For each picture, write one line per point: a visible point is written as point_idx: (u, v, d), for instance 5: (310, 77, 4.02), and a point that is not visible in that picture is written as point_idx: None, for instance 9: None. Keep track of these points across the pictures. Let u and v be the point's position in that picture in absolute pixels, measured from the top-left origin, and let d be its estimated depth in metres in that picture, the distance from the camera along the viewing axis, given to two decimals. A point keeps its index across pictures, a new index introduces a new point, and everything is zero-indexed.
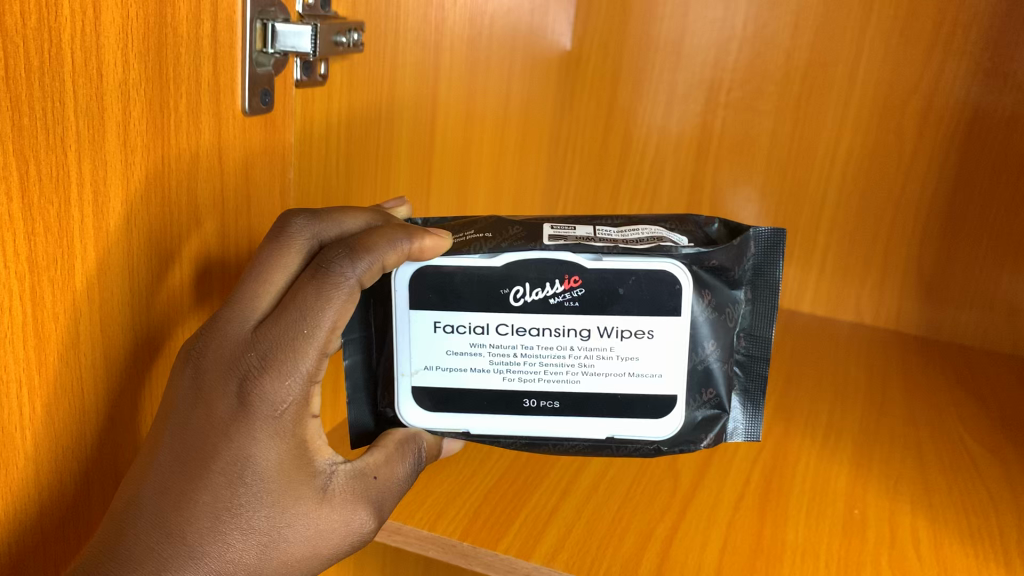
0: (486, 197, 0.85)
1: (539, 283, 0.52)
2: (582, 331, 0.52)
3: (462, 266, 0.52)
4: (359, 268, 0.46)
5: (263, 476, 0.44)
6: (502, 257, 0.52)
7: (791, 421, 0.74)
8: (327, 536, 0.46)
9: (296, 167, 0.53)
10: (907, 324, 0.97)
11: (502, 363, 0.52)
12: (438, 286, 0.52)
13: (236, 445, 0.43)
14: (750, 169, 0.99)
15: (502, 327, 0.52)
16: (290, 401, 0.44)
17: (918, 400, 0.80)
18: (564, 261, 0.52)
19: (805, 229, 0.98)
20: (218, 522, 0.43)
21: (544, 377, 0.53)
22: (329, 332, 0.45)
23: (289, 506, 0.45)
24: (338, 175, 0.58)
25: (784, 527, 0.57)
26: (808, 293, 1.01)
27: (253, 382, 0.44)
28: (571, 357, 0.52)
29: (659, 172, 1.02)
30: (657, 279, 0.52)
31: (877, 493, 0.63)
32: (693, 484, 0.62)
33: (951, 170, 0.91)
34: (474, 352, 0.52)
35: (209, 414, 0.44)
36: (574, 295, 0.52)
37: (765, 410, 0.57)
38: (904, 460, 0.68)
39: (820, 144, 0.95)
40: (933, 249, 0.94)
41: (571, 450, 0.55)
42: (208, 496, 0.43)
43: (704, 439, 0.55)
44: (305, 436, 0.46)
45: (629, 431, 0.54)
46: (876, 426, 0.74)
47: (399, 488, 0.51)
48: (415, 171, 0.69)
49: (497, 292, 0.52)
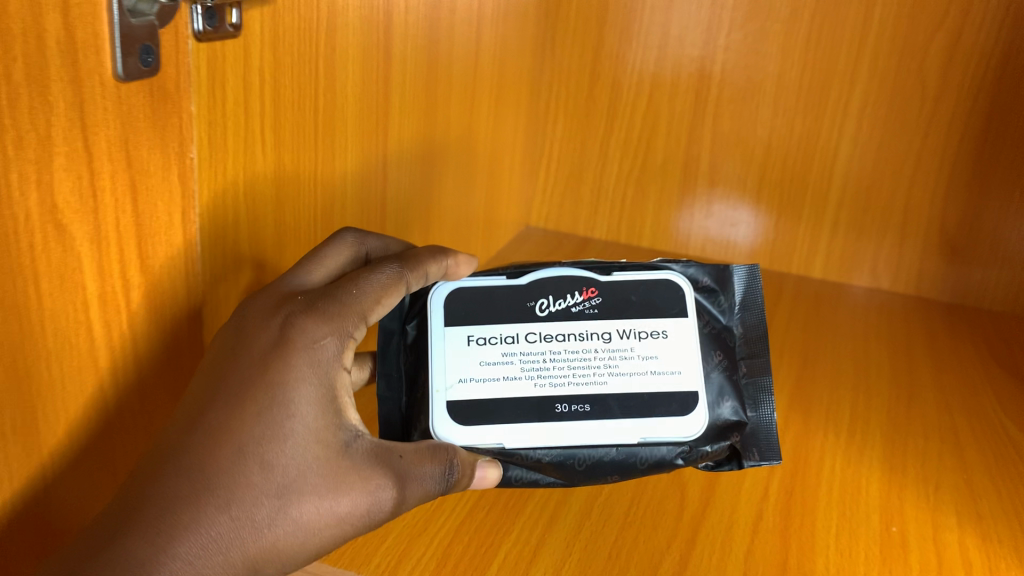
0: (459, 163, 0.75)
1: (560, 295, 0.51)
2: (604, 333, 0.50)
3: (487, 285, 0.51)
4: (408, 270, 0.47)
5: (293, 411, 0.41)
6: (528, 276, 0.52)
7: (810, 411, 0.64)
8: (344, 495, 0.41)
9: (197, 148, 0.41)
10: (929, 288, 0.89)
11: (533, 369, 0.49)
12: (467, 306, 0.51)
13: (270, 375, 0.41)
14: (754, 120, 0.88)
15: (530, 334, 0.49)
16: (326, 341, 0.43)
17: (950, 378, 0.71)
18: (580, 274, 0.52)
19: (814, 185, 0.88)
20: (239, 454, 0.40)
21: (573, 380, 0.49)
22: (374, 311, 0.45)
23: (308, 454, 0.41)
24: (266, 150, 0.47)
25: (813, 554, 0.49)
26: (819, 259, 0.91)
27: (295, 321, 0.43)
28: (597, 358, 0.49)
29: (653, 125, 0.91)
30: (664, 288, 0.51)
31: (915, 504, 0.54)
32: (702, 504, 0.53)
33: (981, 118, 0.81)
34: (505, 361, 0.49)
35: (247, 345, 0.42)
36: (594, 304, 0.51)
37: (773, 428, 0.52)
38: (943, 457, 0.59)
39: (833, 91, 0.85)
40: (959, 204, 0.85)
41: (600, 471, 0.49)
42: (231, 426, 0.40)
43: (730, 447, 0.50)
44: (336, 392, 0.43)
45: (658, 432, 0.49)
46: (907, 416, 0.65)
47: (428, 481, 0.44)
48: (370, 140, 0.58)
49: (521, 305, 0.51)
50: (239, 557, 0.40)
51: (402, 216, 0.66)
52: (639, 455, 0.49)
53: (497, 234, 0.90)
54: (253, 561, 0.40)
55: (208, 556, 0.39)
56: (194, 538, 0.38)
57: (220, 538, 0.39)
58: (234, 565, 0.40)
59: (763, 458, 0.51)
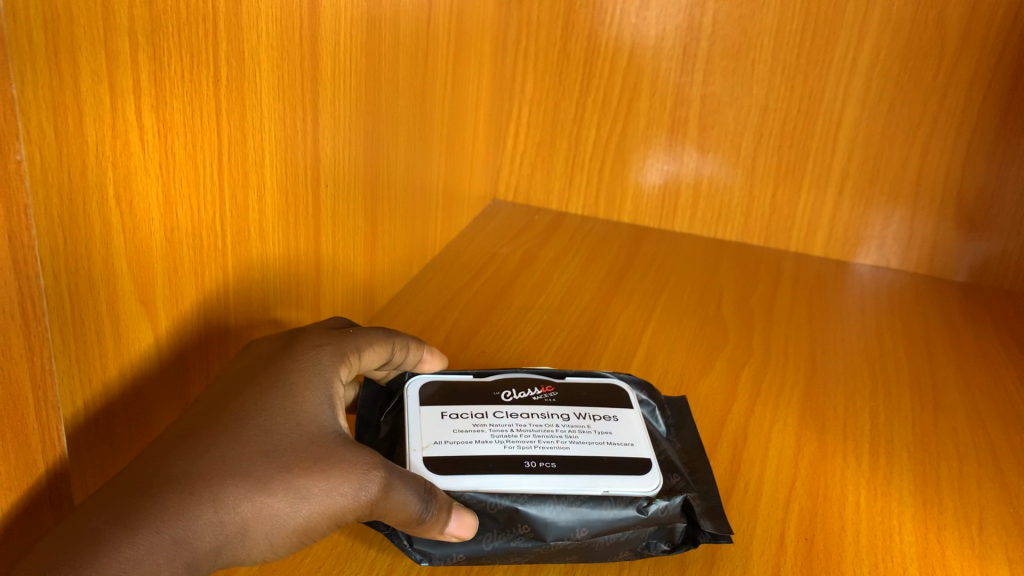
0: (413, 136, 0.64)
1: (521, 388, 0.47)
2: (563, 414, 0.45)
3: (449, 380, 0.48)
4: (393, 334, 0.47)
5: (292, 394, 0.39)
6: (489, 376, 0.48)
7: (825, 427, 0.55)
8: (333, 469, 0.36)
9: (26, 152, 0.30)
10: (943, 266, 0.80)
11: (501, 436, 0.43)
12: (431, 392, 0.46)
13: (270, 369, 0.41)
14: (749, 79, 0.77)
15: (497, 412, 0.45)
16: (323, 348, 0.43)
17: (978, 379, 0.62)
18: (536, 375, 0.49)
19: (816, 154, 0.78)
20: (235, 422, 0.37)
21: (539, 444, 0.43)
22: (366, 350, 0.45)
23: (303, 427, 0.38)
24: (149, 140, 0.36)
25: None
26: (820, 235, 0.81)
27: (298, 339, 0.43)
28: (560, 430, 0.44)
29: (634, 85, 0.80)
30: (613, 387, 0.48)
31: (959, 549, 0.46)
32: (707, 565, 0.43)
33: (1008, 75, 0.72)
34: (475, 430, 0.43)
35: (251, 359, 0.42)
36: (551, 394, 0.47)
37: (718, 505, 0.43)
38: (983, 485, 0.51)
39: (839, 45, 0.74)
40: (979, 171, 0.75)
41: (552, 531, 0.40)
42: (230, 406, 0.38)
43: (688, 518, 0.42)
44: (331, 391, 0.41)
45: (613, 486, 0.41)
46: (934, 429, 0.56)
47: (413, 497, 0.37)
48: (296, 115, 0.47)
49: (485, 393, 0.47)
50: (230, 517, 0.34)
51: (342, 203, 0.54)
52: (595, 510, 0.40)
53: (459, 212, 0.79)
54: (243, 526, 0.35)
55: (196, 508, 0.34)
56: (184, 486, 0.34)
57: (210, 491, 0.34)
58: (222, 531, 0.34)
59: (717, 529, 0.41)
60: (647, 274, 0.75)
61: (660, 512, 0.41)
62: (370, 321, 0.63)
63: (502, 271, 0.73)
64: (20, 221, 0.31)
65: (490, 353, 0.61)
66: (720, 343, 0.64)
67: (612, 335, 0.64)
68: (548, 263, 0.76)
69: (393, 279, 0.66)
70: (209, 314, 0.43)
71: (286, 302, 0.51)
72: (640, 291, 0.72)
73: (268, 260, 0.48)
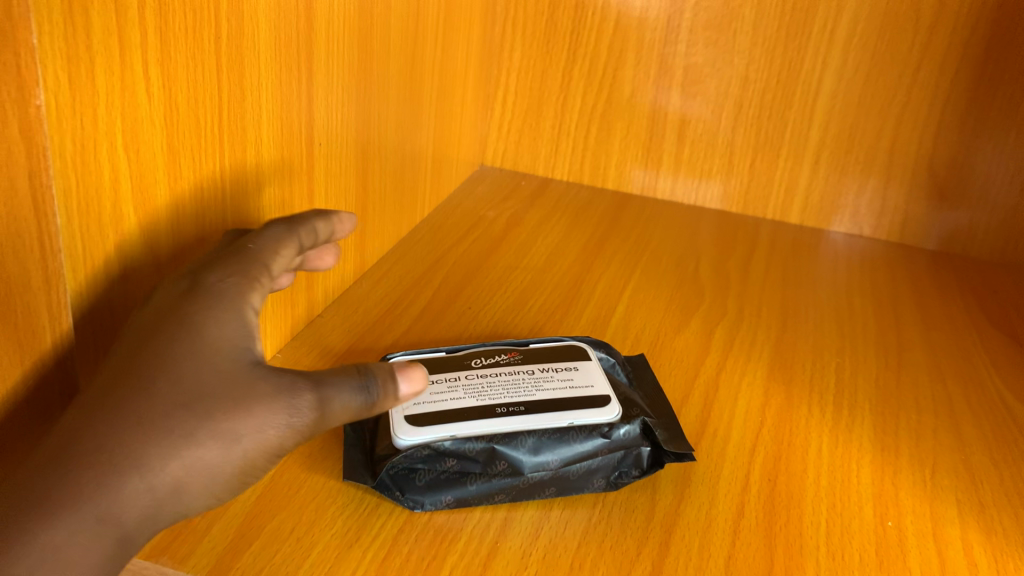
0: (404, 98, 0.66)
1: (489, 353, 0.50)
2: (527, 369, 0.48)
3: (421, 353, 0.50)
4: (296, 224, 0.42)
5: (194, 331, 0.35)
6: (459, 350, 0.51)
7: (792, 380, 0.58)
8: (258, 409, 0.34)
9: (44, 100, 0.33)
10: (914, 235, 0.82)
11: (474, 391, 0.46)
12: (408, 363, 0.49)
13: (168, 309, 0.36)
14: (731, 50, 0.80)
15: (469, 374, 0.48)
16: (224, 274, 0.38)
17: (941, 340, 0.65)
18: (501, 344, 0.52)
19: (794, 124, 0.81)
20: (139, 376, 0.33)
21: (507, 395, 0.46)
22: (273, 260, 0.40)
23: (214, 363, 0.34)
24: (154, 91, 0.38)
25: (800, 558, 0.43)
26: (798, 203, 0.84)
27: (198, 267, 0.38)
28: (526, 383, 0.47)
29: (620, 54, 0.82)
30: (571, 345, 0.51)
31: (912, 491, 0.49)
32: (676, 499, 0.46)
33: (978, 49, 0.74)
34: (450, 390, 0.46)
35: (156, 296, 0.38)
36: (515, 355, 0.50)
37: (679, 430, 0.48)
38: (939, 434, 0.54)
39: (817, 18, 0.76)
40: (951, 142, 0.78)
41: (531, 463, 0.43)
42: (132, 355, 0.34)
43: (651, 445, 0.46)
44: (244, 316, 0.36)
45: (577, 417, 0.45)
46: (896, 384, 0.59)
47: (349, 394, 0.35)
48: (292, 75, 0.49)
49: (456, 359, 0.49)
50: (157, 483, 0.32)
51: (335, 160, 0.57)
52: (565, 440, 0.44)
53: (447, 175, 0.81)
54: (176, 485, 0.32)
55: (121, 480, 0.31)
56: (103, 458, 0.32)
57: (132, 462, 0.32)
58: (153, 496, 0.32)
59: (678, 449, 0.46)
60: (628, 238, 0.78)
61: (624, 436, 0.45)
62: (362, 277, 0.66)
63: (488, 233, 0.76)
64: (38, 163, 0.33)
65: (476, 309, 0.63)
66: (695, 303, 0.67)
67: (594, 294, 0.67)
68: (533, 226, 0.78)
69: (383, 238, 0.69)
70: None
71: None
72: (621, 254, 0.75)
73: (266, 212, 0.50)
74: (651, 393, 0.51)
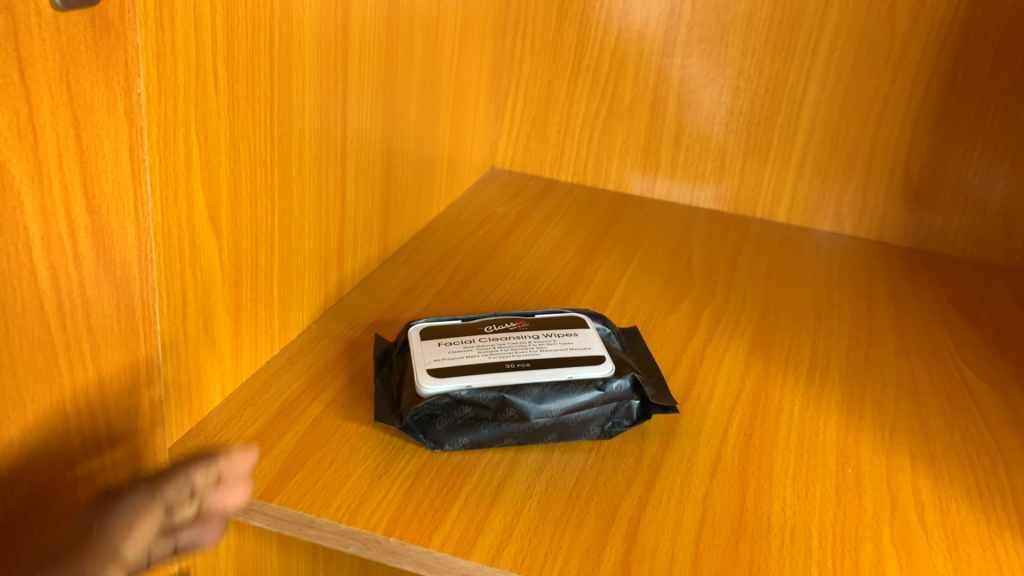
0: (424, 102, 0.73)
1: (499, 322, 0.57)
2: (533, 334, 0.55)
3: (440, 321, 0.57)
4: (160, 485, 0.39)
5: None
6: (473, 318, 0.58)
7: (771, 354, 0.65)
8: None
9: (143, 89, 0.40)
10: (891, 233, 0.89)
11: (487, 351, 0.53)
12: (429, 328, 0.56)
13: None
14: (723, 61, 0.87)
15: (482, 337, 0.54)
16: None
17: (909, 324, 0.72)
18: (510, 315, 0.58)
19: (780, 131, 0.88)
20: None
21: (516, 354, 0.53)
22: (123, 546, 0.36)
23: None
24: (222, 87, 0.45)
25: (769, 497, 0.49)
26: (784, 203, 0.91)
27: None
28: (532, 345, 0.54)
29: (621, 64, 0.89)
30: (571, 316, 0.58)
31: (872, 447, 0.55)
32: (662, 448, 0.52)
33: (949, 63, 0.81)
34: (466, 349, 0.53)
35: None
36: (522, 323, 0.57)
37: (665, 387, 0.54)
38: (899, 402, 0.61)
39: (802, 33, 0.84)
40: (924, 147, 0.85)
41: (535, 410, 0.50)
42: None
43: (639, 397, 0.53)
44: None
45: (575, 370, 0.51)
46: (865, 360, 0.66)
47: None
48: (330, 78, 0.56)
49: (471, 326, 0.56)
50: None
51: (364, 154, 0.64)
52: (564, 390, 0.51)
53: (460, 175, 0.88)
54: None
55: None
56: None
57: None
58: None
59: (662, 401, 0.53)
60: (626, 234, 0.84)
61: (617, 389, 0.52)
62: (383, 263, 0.72)
63: (496, 228, 0.83)
64: (137, 140, 0.40)
65: (487, 291, 0.70)
66: (686, 290, 0.74)
67: (594, 281, 0.74)
68: (539, 222, 0.85)
69: (402, 229, 0.75)
70: (263, 238, 0.53)
71: (318, 235, 0.60)
72: (620, 247, 0.81)
73: (305, 197, 0.57)
74: (642, 359, 0.58)
